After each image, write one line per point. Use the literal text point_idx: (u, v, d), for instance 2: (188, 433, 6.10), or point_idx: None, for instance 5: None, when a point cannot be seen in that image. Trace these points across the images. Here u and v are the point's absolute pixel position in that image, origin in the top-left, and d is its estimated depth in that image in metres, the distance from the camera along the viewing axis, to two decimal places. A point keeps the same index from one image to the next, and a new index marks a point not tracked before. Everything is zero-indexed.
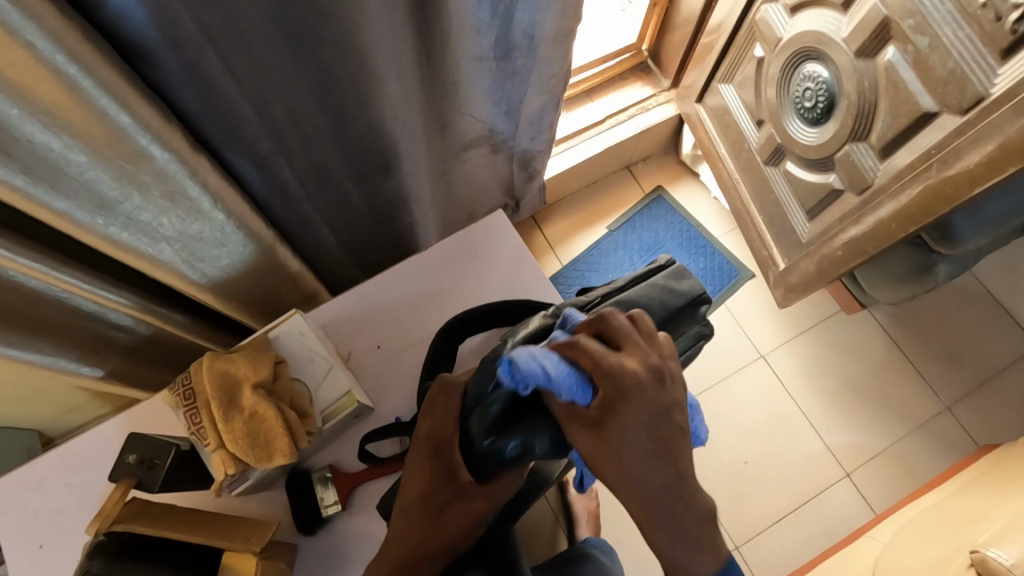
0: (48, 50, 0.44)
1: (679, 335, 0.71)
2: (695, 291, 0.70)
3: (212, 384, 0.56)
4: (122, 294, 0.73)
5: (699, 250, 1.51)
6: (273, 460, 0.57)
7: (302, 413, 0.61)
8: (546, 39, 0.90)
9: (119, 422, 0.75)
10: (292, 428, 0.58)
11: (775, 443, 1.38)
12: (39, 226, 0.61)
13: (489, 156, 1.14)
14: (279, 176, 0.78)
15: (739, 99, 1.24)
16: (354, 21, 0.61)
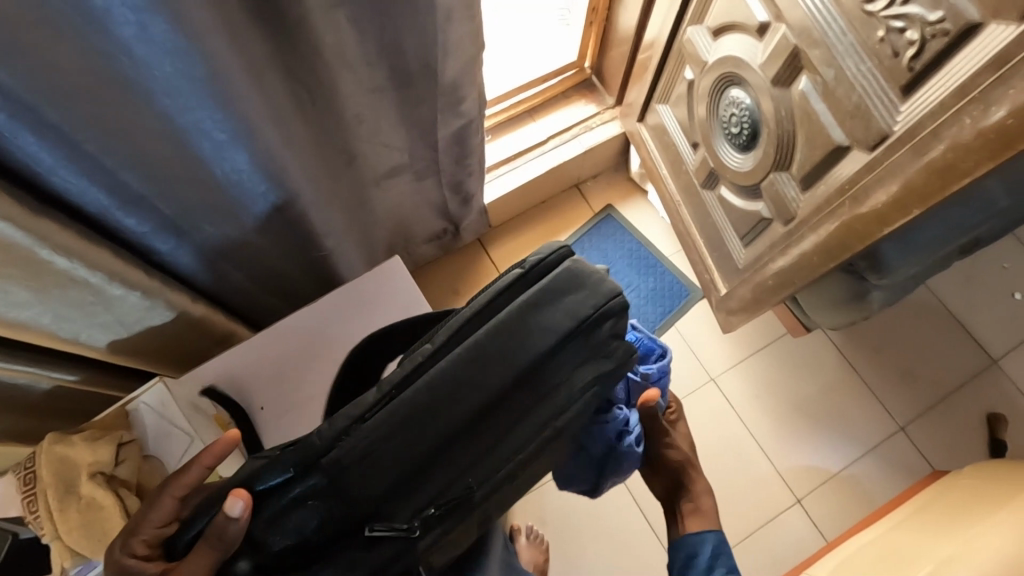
0: None
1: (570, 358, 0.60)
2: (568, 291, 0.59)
3: (46, 471, 0.57)
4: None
5: (649, 269, 1.48)
6: (111, 550, 0.57)
7: (150, 492, 0.62)
8: (450, 69, 0.86)
9: None
10: (130, 511, 0.59)
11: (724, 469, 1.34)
12: None
13: (413, 184, 1.10)
14: (156, 217, 0.73)
15: (675, 119, 1.21)
16: (204, 74, 0.58)
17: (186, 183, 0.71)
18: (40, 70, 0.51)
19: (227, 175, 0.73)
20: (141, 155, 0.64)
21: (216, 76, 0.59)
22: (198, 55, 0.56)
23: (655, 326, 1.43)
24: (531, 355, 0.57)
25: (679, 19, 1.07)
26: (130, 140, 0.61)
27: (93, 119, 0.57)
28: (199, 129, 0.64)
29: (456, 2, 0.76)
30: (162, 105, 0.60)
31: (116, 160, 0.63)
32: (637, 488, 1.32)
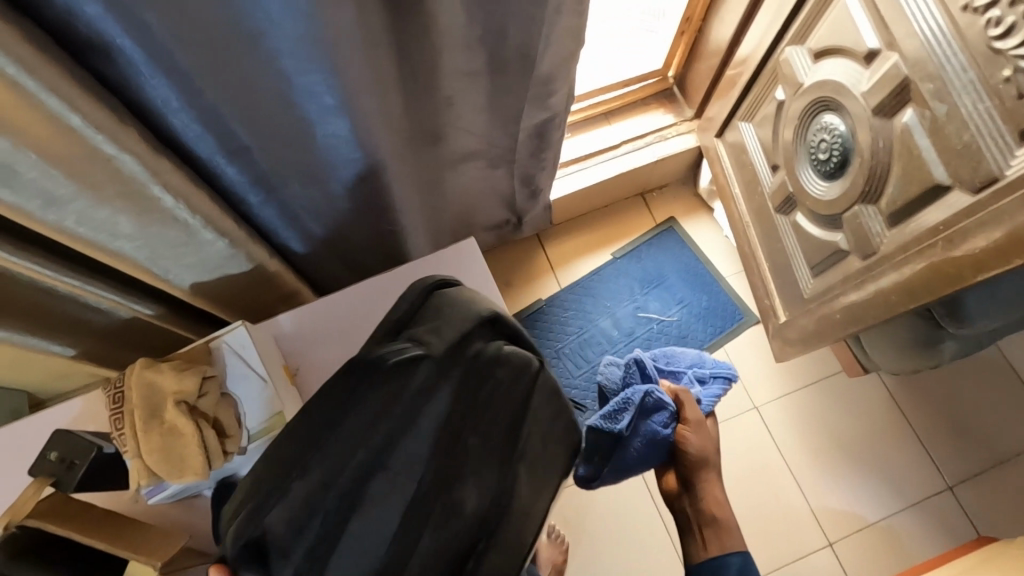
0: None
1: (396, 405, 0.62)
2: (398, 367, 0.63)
3: (137, 393, 0.59)
4: (85, 281, 0.74)
5: (704, 287, 1.46)
6: (185, 476, 0.59)
7: (223, 428, 0.63)
8: (545, 60, 0.87)
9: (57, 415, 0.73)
10: (206, 444, 0.61)
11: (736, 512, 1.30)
12: None
13: (485, 171, 1.12)
14: (252, 169, 0.77)
15: (758, 139, 1.19)
16: (323, 37, 0.60)
17: (287, 142, 0.74)
18: (182, 16, 0.54)
19: (325, 139, 0.76)
20: (252, 109, 0.67)
21: (335, 43, 0.61)
22: (322, 20, 0.57)
23: (704, 345, 1.41)
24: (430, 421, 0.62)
25: (779, 38, 1.05)
26: (246, 93, 0.64)
27: (222, 70, 0.61)
28: (308, 89, 0.67)
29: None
30: (281, 66, 0.62)
31: (230, 110, 0.66)
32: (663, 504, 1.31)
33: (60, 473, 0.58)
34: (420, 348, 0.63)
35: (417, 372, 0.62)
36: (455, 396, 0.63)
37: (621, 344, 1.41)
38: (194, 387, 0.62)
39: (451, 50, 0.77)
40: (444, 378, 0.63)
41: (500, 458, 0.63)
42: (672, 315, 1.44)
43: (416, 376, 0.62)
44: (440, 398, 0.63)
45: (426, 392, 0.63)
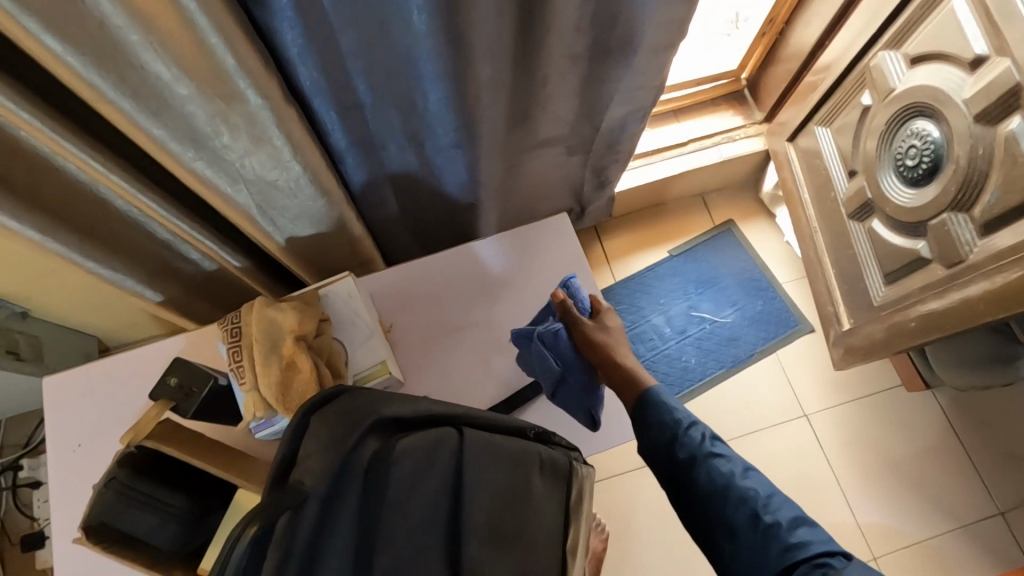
0: None
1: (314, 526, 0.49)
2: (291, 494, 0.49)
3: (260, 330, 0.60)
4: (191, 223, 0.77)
5: (760, 292, 1.45)
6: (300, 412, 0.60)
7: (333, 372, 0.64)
8: (644, 48, 0.89)
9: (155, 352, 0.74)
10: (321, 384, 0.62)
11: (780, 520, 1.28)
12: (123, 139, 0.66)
13: (563, 157, 1.13)
14: (358, 129, 0.79)
15: (835, 144, 1.18)
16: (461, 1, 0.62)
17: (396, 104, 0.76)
18: None
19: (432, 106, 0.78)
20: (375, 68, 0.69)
21: (471, 8, 0.63)
22: None
23: (756, 350, 1.40)
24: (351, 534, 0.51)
25: (870, 44, 1.05)
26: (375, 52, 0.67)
27: (358, 25, 0.63)
28: (431, 53, 0.69)
29: None
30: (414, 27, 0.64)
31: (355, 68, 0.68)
32: None
33: (179, 398, 0.61)
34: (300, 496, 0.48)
35: (297, 529, 0.47)
36: (359, 528, 0.52)
37: (672, 341, 1.41)
38: (311, 329, 0.63)
39: (563, 28, 0.79)
40: (346, 506, 0.52)
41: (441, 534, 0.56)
42: (726, 316, 1.43)
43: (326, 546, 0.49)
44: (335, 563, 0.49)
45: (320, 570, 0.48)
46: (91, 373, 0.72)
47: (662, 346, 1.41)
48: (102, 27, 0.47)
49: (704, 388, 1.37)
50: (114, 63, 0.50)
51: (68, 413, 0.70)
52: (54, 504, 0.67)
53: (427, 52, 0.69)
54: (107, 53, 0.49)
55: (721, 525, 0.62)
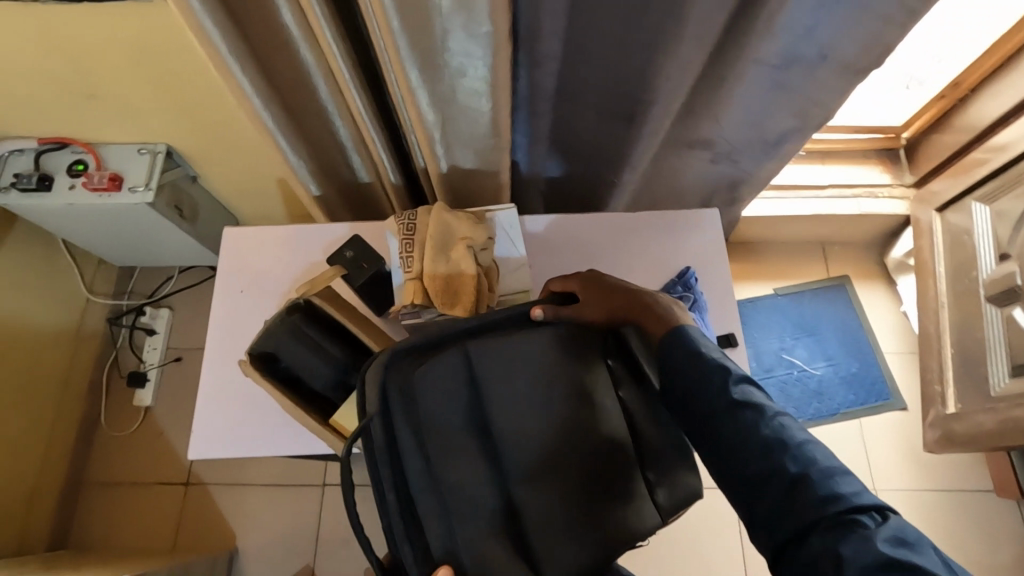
0: None
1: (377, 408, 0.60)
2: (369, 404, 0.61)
3: (435, 231, 0.71)
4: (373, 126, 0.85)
5: (859, 355, 1.41)
6: (454, 308, 0.69)
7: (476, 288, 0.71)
8: (832, 67, 0.89)
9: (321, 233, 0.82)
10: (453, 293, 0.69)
11: None
12: (353, 33, 0.74)
13: (707, 162, 1.15)
14: (545, 80, 0.84)
15: (992, 226, 1.13)
16: None
17: None
18: None
19: None
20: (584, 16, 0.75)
21: None
22: None
23: (840, 410, 1.36)
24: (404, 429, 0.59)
25: None
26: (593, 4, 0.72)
27: None
28: None
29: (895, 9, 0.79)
30: None
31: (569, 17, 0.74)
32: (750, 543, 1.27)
33: (352, 269, 0.72)
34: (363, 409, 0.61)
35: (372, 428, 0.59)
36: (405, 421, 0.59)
37: (756, 376, 1.39)
38: (479, 242, 0.73)
39: (768, 30, 0.81)
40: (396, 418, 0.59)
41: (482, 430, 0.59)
42: (817, 368, 1.40)
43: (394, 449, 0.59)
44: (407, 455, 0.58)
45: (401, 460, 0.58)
46: (265, 233, 0.81)
47: None
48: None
49: None
50: None
51: (238, 262, 0.79)
52: (212, 332, 0.76)
53: None
54: None
55: (759, 487, 0.53)
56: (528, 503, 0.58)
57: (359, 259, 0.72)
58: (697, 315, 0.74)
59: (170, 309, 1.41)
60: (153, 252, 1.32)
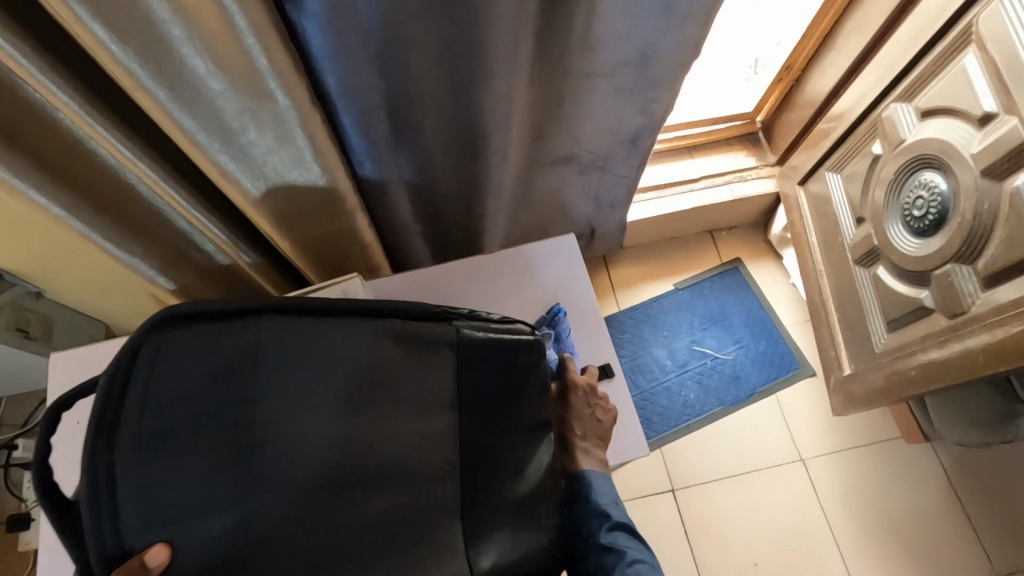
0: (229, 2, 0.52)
1: (176, 349, 0.53)
2: (154, 341, 0.52)
3: None
4: (203, 215, 0.80)
5: (764, 332, 1.45)
6: None
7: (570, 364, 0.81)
8: (658, 65, 0.91)
9: None
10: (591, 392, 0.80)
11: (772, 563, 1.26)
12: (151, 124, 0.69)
13: (577, 176, 1.16)
14: (375, 134, 0.82)
15: (844, 191, 1.19)
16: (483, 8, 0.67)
17: (414, 102, 0.81)
18: None
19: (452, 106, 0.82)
20: (400, 61, 0.75)
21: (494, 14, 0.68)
22: None
23: (756, 389, 1.39)
24: (205, 380, 0.54)
25: (881, 96, 1.08)
26: (402, 47, 0.73)
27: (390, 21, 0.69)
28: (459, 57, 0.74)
29: (696, 4, 0.81)
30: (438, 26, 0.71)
31: (376, 62, 0.74)
32: (696, 540, 1.27)
33: None
34: (142, 342, 0.52)
35: (169, 364, 0.53)
36: (219, 383, 0.54)
37: (672, 374, 1.41)
38: None
39: (581, 39, 0.83)
40: (183, 366, 0.53)
41: (299, 408, 0.56)
42: (728, 354, 1.43)
43: (118, 428, 0.51)
44: (194, 421, 0.53)
45: (177, 418, 0.53)
46: (100, 352, 0.78)
47: (661, 378, 1.41)
48: (141, 9, 0.50)
49: (700, 424, 1.36)
50: (151, 53, 0.54)
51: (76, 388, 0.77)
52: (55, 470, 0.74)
53: (455, 53, 0.74)
54: (150, 43, 0.53)
55: None
56: (342, 493, 0.56)
57: None
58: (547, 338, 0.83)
59: None
60: (6, 377, 1.19)
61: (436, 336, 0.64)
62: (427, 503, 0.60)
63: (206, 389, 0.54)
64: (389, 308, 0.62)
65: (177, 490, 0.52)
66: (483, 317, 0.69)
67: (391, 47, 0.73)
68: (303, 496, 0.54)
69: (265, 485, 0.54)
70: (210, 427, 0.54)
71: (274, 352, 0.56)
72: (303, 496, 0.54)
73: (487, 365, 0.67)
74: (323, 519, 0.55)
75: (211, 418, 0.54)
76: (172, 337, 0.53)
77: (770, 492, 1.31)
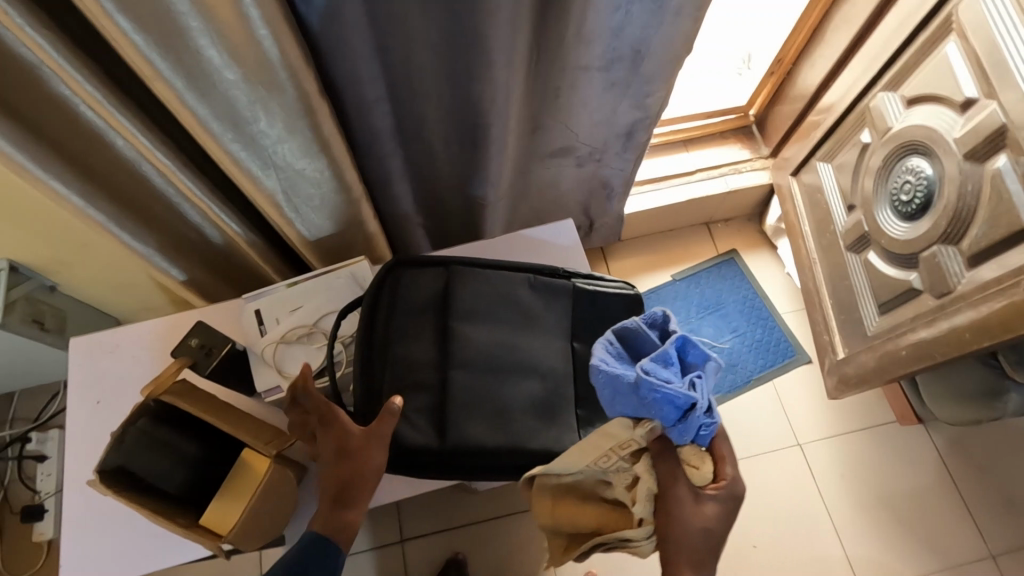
0: None
1: (409, 279, 0.80)
2: (398, 272, 0.80)
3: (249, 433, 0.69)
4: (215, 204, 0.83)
5: (760, 321, 1.48)
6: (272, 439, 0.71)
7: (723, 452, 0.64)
8: (652, 58, 0.94)
9: (171, 325, 0.82)
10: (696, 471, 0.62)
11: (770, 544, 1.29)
12: (165, 116, 0.72)
13: (575, 169, 1.19)
14: (379, 126, 0.85)
15: (835, 180, 1.22)
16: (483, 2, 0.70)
17: (416, 94, 0.84)
18: None
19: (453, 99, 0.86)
20: (403, 54, 0.78)
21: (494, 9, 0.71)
22: None
23: (753, 377, 1.42)
24: (427, 301, 0.80)
25: (869, 86, 1.11)
26: (405, 40, 0.76)
27: (392, 16, 0.72)
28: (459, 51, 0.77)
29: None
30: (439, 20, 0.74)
31: (379, 55, 0.77)
32: None
33: (199, 356, 0.78)
34: (394, 273, 0.80)
35: (404, 287, 0.80)
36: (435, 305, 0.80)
37: None
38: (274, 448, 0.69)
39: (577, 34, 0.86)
40: (413, 291, 0.80)
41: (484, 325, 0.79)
42: (725, 342, 1.46)
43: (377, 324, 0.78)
44: (420, 328, 0.79)
45: (407, 325, 0.79)
46: (114, 338, 0.81)
47: None
48: (163, 4, 0.54)
49: None
50: (170, 44, 0.57)
51: (93, 368, 0.79)
52: (70, 445, 0.76)
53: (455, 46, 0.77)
54: (169, 35, 0.56)
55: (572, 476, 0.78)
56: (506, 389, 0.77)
57: (205, 345, 0.78)
58: (697, 386, 0.59)
59: (60, 428, 1.31)
60: (19, 371, 1.22)
61: (564, 288, 0.84)
62: (557, 405, 0.79)
63: (426, 307, 0.80)
64: (533, 266, 0.83)
65: (407, 370, 0.77)
66: (598, 274, 0.86)
67: (394, 40, 0.76)
68: (483, 388, 0.77)
69: (462, 378, 0.77)
70: (428, 333, 0.79)
71: (468, 285, 0.80)
72: (484, 386, 0.77)
73: (596, 311, 0.84)
74: (497, 404, 0.76)
75: (428, 326, 0.79)
76: (410, 271, 0.81)
77: (768, 476, 1.34)
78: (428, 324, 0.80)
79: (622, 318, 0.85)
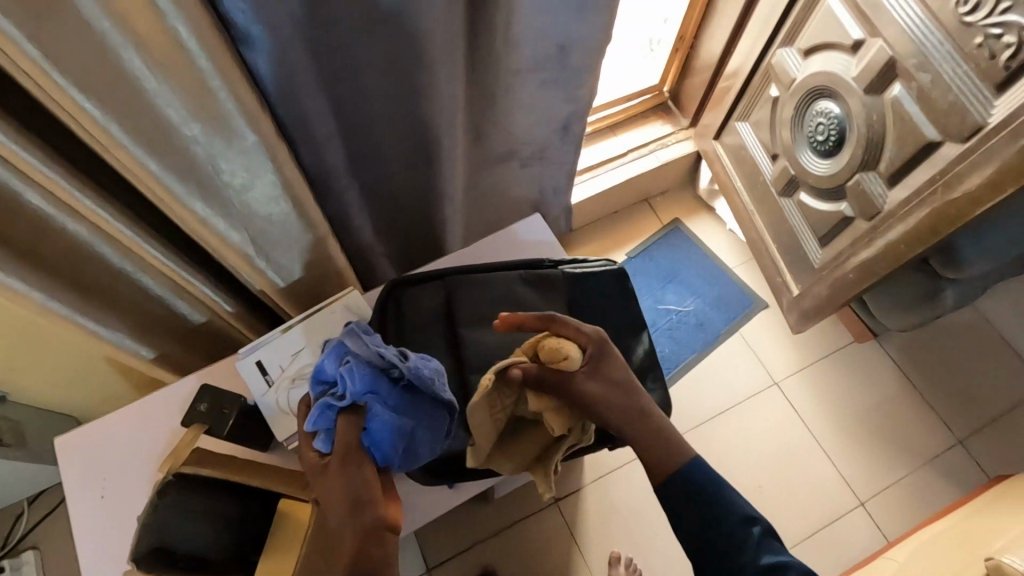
0: (197, 52, 0.55)
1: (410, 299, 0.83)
2: (398, 294, 0.83)
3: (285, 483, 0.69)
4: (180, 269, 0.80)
5: (715, 279, 1.57)
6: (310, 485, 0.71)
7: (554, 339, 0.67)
8: (576, 52, 1.00)
9: (164, 403, 0.81)
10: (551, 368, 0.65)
11: (773, 481, 1.36)
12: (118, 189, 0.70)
13: (521, 170, 1.23)
14: (333, 160, 0.86)
15: (755, 135, 1.32)
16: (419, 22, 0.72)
17: (364, 122, 0.85)
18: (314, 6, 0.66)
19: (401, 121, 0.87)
20: (346, 85, 0.79)
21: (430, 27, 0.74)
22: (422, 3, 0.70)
23: (722, 331, 1.50)
24: (431, 315, 0.83)
25: (767, 46, 1.22)
26: (347, 71, 0.77)
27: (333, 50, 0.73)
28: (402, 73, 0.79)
29: None
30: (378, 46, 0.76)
31: (324, 91, 0.78)
32: None
33: (213, 420, 0.77)
34: (392, 295, 0.82)
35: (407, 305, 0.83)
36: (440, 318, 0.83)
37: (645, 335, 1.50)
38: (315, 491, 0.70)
39: (506, 40, 0.90)
40: (417, 310, 0.83)
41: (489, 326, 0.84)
42: (690, 305, 1.54)
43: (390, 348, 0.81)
44: (431, 343, 0.83)
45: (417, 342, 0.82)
46: (109, 425, 0.79)
47: None
48: (112, 70, 0.53)
49: (680, 374, 1.46)
50: (123, 109, 0.56)
51: (94, 462, 0.77)
52: (84, 544, 0.74)
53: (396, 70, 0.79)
54: (122, 101, 0.55)
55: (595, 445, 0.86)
56: None
57: (217, 407, 0.77)
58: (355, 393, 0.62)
59: (35, 548, 1.20)
60: None
61: (554, 276, 0.87)
62: None
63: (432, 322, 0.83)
64: (522, 262, 0.86)
65: None
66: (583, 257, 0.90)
67: (336, 72, 0.77)
68: None
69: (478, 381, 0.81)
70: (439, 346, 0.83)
71: (467, 295, 0.84)
72: None
73: (584, 287, 0.88)
74: None
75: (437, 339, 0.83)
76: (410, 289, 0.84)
77: (757, 419, 1.42)
78: (437, 336, 0.83)
79: (613, 293, 0.89)
